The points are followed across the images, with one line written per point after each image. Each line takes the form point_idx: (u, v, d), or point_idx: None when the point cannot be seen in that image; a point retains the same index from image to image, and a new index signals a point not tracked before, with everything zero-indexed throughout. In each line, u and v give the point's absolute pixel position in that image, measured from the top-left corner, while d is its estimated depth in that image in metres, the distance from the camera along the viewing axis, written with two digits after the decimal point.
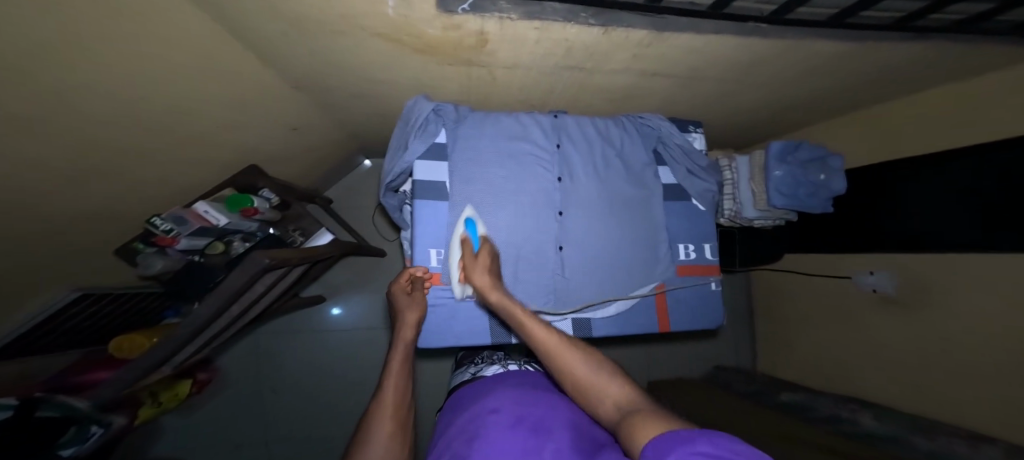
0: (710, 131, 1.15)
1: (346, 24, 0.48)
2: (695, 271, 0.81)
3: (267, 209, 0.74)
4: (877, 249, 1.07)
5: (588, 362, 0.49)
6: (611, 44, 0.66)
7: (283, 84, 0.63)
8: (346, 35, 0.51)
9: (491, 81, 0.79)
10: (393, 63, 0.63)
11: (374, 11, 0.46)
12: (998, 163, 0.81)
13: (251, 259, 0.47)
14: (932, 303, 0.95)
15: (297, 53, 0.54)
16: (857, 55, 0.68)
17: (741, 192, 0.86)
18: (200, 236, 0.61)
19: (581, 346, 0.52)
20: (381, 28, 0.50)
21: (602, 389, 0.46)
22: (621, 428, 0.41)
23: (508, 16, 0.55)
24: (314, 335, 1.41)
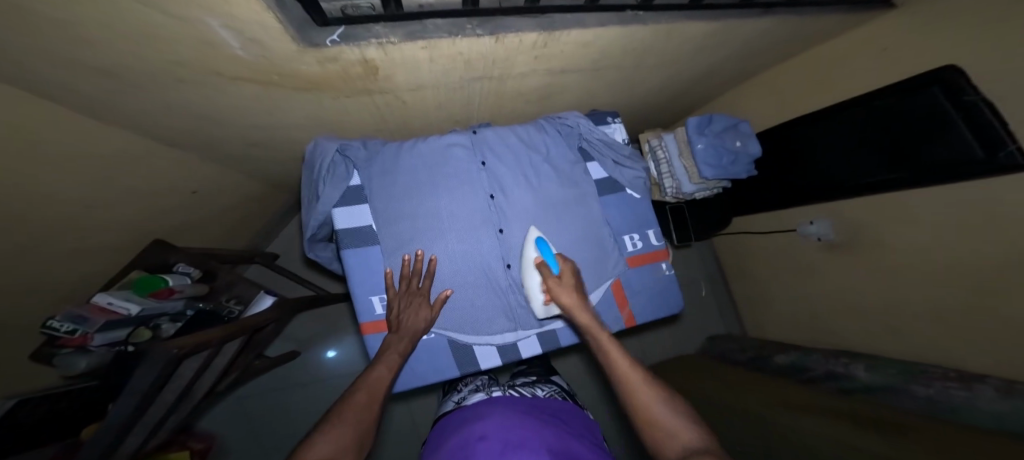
0: (645, 112, 1.14)
1: (191, 68, 0.48)
2: (646, 261, 0.77)
3: (186, 285, 0.78)
4: (808, 201, 1.05)
5: (667, 402, 0.47)
6: (506, 50, 0.65)
7: (163, 136, 0.63)
8: (202, 81, 0.51)
9: (402, 105, 0.79)
10: (284, 102, 0.64)
11: (219, 53, 0.46)
12: (881, 106, 0.80)
13: (156, 350, 0.50)
14: (867, 244, 0.92)
15: (155, 104, 0.54)
16: (728, 30, 0.71)
17: (675, 169, 0.86)
18: (117, 328, 0.65)
19: (660, 387, 0.49)
20: (239, 71, 0.51)
21: (666, 431, 0.44)
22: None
23: (388, 40, 0.54)
24: (315, 386, 1.43)
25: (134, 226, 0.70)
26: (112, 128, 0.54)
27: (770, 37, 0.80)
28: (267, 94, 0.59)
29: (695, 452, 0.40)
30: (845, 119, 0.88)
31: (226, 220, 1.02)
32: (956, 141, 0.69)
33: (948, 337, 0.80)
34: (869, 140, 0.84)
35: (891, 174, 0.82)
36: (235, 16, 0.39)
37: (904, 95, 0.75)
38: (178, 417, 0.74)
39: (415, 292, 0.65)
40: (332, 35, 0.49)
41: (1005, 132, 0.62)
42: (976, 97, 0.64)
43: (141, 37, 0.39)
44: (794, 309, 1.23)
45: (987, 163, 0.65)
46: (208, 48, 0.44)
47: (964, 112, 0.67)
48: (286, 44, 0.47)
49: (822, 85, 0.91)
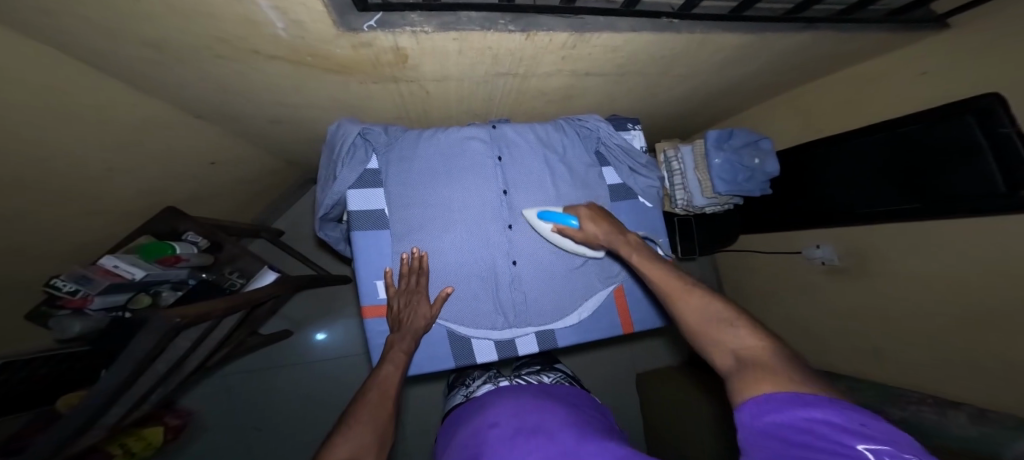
0: (662, 122, 1.16)
1: (227, 47, 0.48)
2: None
3: (192, 255, 0.77)
4: (814, 225, 1.08)
5: (706, 305, 0.47)
6: (536, 48, 0.66)
7: (188, 107, 0.62)
8: (234, 59, 0.51)
9: (425, 94, 0.79)
10: (312, 83, 0.64)
11: (261, 34, 0.46)
12: (901, 136, 0.83)
13: (157, 319, 0.49)
14: (867, 271, 0.95)
15: (188, 79, 0.54)
16: (757, 46, 0.72)
17: (689, 181, 0.89)
18: (121, 290, 0.64)
19: (702, 289, 0.50)
20: (277, 51, 0.51)
21: (716, 342, 0.44)
22: (735, 377, 0.39)
23: (421, 29, 0.54)
24: (306, 365, 1.43)
25: (150, 192, 0.70)
26: (141, 93, 0.54)
27: (790, 59, 0.81)
28: (298, 75, 0.60)
29: (746, 362, 0.39)
30: (869, 146, 0.90)
31: (237, 194, 1.01)
32: (982, 176, 0.70)
33: (930, 368, 0.84)
34: (884, 169, 0.88)
35: (904, 204, 0.85)
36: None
37: (931, 127, 0.78)
38: (167, 388, 0.72)
39: (411, 290, 0.66)
40: (369, 21, 0.50)
41: None
42: (1010, 130, 0.66)
43: (186, 13, 0.39)
44: (785, 329, 1.26)
45: (1005, 200, 0.67)
46: (250, 28, 0.45)
47: (996, 144, 0.68)
48: (326, 28, 0.48)
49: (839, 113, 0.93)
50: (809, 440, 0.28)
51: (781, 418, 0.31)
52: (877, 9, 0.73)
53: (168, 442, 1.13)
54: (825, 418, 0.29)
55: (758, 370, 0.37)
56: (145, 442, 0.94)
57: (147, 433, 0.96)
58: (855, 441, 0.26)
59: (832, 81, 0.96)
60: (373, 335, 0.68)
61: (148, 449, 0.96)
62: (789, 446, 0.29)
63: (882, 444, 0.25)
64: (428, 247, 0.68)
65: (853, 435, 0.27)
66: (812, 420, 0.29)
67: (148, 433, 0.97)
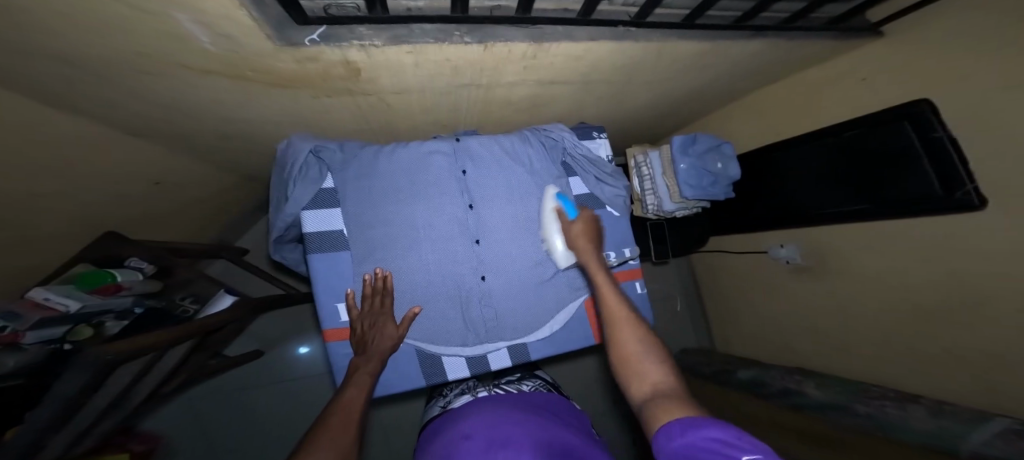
0: (633, 128, 1.16)
1: (153, 61, 0.45)
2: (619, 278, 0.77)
3: (135, 282, 0.73)
4: (776, 226, 1.10)
5: (641, 338, 0.48)
6: (495, 59, 0.65)
7: (119, 123, 0.59)
8: (160, 72, 0.48)
9: (386, 106, 0.77)
10: (259, 94, 0.61)
11: (185, 47, 0.44)
12: (845, 141, 0.86)
13: (85, 355, 0.44)
14: (829, 268, 0.98)
15: (112, 93, 0.51)
16: (715, 53, 0.72)
17: (658, 186, 0.90)
18: (56, 324, 0.58)
19: (640, 322, 0.51)
20: (208, 64, 0.49)
21: (639, 375, 0.45)
22: (648, 408, 0.40)
23: (371, 42, 0.53)
24: (280, 384, 1.38)
25: (88, 215, 0.66)
26: (64, 114, 0.50)
27: (748, 65, 0.83)
28: (238, 87, 0.57)
29: (659, 395, 0.41)
30: (820, 148, 0.92)
31: (191, 210, 0.96)
32: (921, 176, 0.73)
33: (890, 362, 0.86)
34: (837, 171, 0.89)
35: (855, 205, 0.87)
36: (206, 11, 0.37)
37: (872, 132, 0.80)
38: (113, 420, 0.68)
39: (378, 312, 0.64)
40: (311, 35, 0.48)
41: (961, 172, 0.66)
42: (942, 134, 0.68)
43: (92, 26, 0.36)
44: (759, 327, 1.28)
45: (943, 200, 0.70)
46: (176, 40, 0.42)
47: (930, 148, 0.71)
48: (261, 42, 0.46)
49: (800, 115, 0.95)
50: (706, 457, 0.29)
51: (684, 440, 0.31)
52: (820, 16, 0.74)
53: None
54: (717, 436, 0.30)
55: (670, 404, 0.38)
56: None
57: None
58: (741, 454, 0.28)
59: (785, 86, 0.98)
60: (336, 360, 0.65)
61: None
62: None
63: (757, 455, 0.28)
64: (391, 265, 0.66)
65: (736, 448, 0.29)
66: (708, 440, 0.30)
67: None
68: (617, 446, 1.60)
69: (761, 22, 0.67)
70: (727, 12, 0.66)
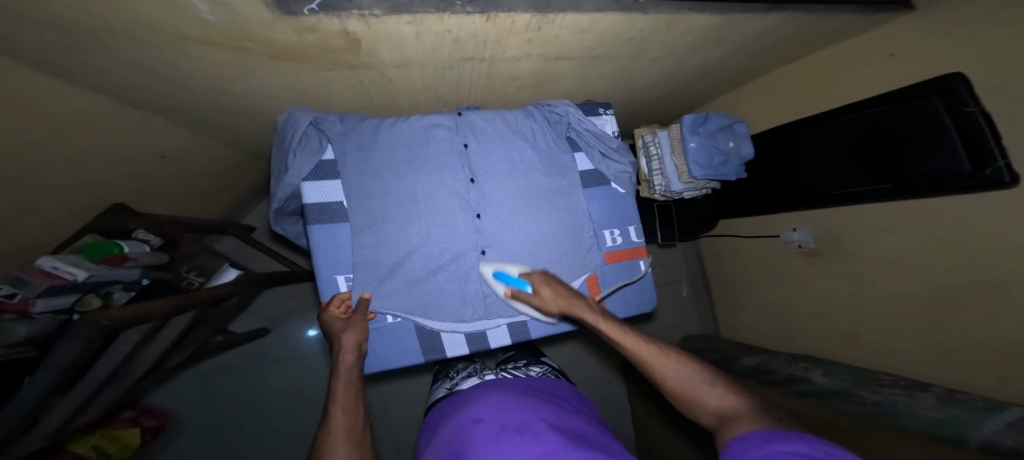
0: (640, 108, 1.13)
1: (153, 31, 0.45)
2: (622, 257, 0.76)
3: (142, 254, 0.75)
4: (789, 209, 1.07)
5: (680, 367, 0.52)
6: (498, 31, 0.62)
7: (126, 96, 0.60)
8: (160, 42, 0.48)
9: (388, 81, 0.75)
10: (258, 67, 0.60)
11: (183, 17, 0.43)
12: (868, 121, 0.82)
13: (81, 323, 0.45)
14: (840, 255, 0.95)
15: (117, 66, 0.51)
16: (729, 28, 0.69)
17: (665, 166, 0.87)
18: (66, 293, 0.60)
19: (672, 350, 0.54)
20: (209, 34, 0.48)
21: (700, 403, 0.49)
22: (721, 434, 0.45)
23: (370, 12, 0.51)
24: (293, 361, 1.42)
25: (95, 188, 0.67)
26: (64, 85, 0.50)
27: (762, 42, 0.79)
28: (237, 59, 0.57)
29: (727, 420, 0.45)
30: (843, 128, 0.88)
31: (194, 186, 0.97)
32: (950, 155, 0.69)
33: (902, 351, 0.84)
34: (861, 152, 0.85)
35: (876, 187, 0.83)
36: None
37: (900, 107, 0.76)
38: (111, 394, 0.67)
39: (342, 319, 0.62)
40: (310, 4, 0.46)
41: (995, 149, 0.62)
42: (976, 109, 0.65)
43: None
44: (767, 315, 1.26)
45: (970, 179, 0.66)
46: (172, 9, 0.41)
47: (961, 124, 0.67)
48: (259, 10, 0.45)
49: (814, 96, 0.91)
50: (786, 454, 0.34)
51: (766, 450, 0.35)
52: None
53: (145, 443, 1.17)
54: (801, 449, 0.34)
55: (738, 425, 0.43)
56: (123, 444, 0.97)
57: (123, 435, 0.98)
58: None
59: (807, 62, 0.94)
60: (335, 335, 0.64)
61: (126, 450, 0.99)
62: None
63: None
64: (389, 239, 0.66)
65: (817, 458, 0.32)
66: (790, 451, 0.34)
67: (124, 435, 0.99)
68: (619, 429, 1.62)
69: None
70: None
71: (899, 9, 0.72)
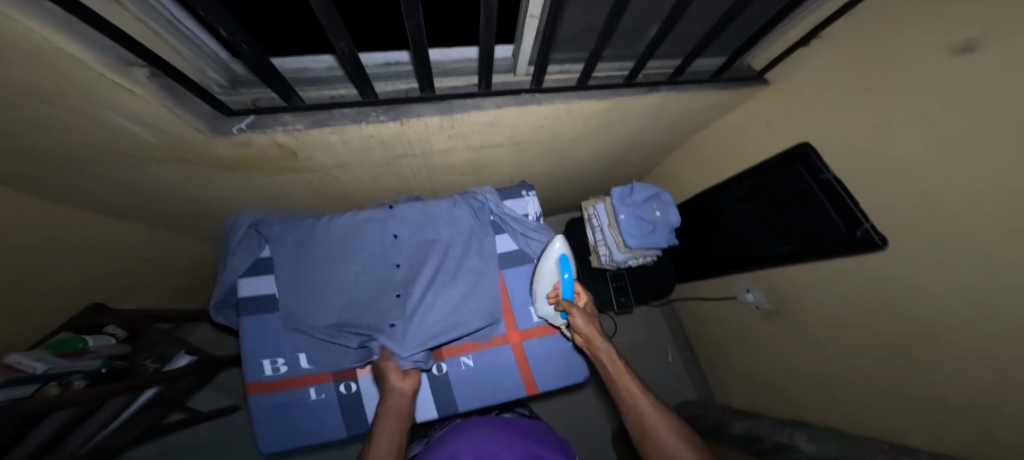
0: (589, 180, 1.19)
1: (110, 155, 0.55)
2: (546, 332, 0.80)
3: (104, 346, 0.77)
4: (738, 269, 1.06)
5: (671, 429, 0.59)
6: (416, 132, 0.70)
7: (103, 206, 0.70)
8: (122, 163, 0.58)
9: (336, 179, 0.84)
10: (213, 179, 0.70)
11: (132, 141, 0.53)
12: (764, 186, 0.90)
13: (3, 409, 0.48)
14: (797, 308, 0.92)
15: (88, 185, 0.62)
16: (631, 108, 0.76)
17: (607, 238, 0.90)
18: (25, 384, 0.60)
19: (666, 411, 0.62)
20: (157, 154, 0.57)
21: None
22: None
23: (293, 127, 0.60)
24: None
25: (69, 289, 0.75)
26: (29, 197, 0.59)
27: (673, 116, 0.86)
28: (192, 172, 0.66)
29: None
30: (746, 193, 0.97)
31: (182, 277, 1.07)
32: (826, 216, 0.75)
33: (890, 413, 0.74)
34: (768, 212, 0.91)
35: (787, 246, 0.88)
36: (132, 109, 0.46)
37: (778, 173, 0.85)
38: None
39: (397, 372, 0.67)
40: (239, 124, 0.57)
41: (857, 211, 0.69)
42: (829, 176, 0.73)
43: (43, 129, 0.46)
44: (752, 373, 1.17)
45: (850, 239, 0.71)
46: (118, 135, 0.51)
47: (825, 190, 0.74)
48: (195, 133, 0.54)
49: (737, 155, 0.96)
50: None
51: None
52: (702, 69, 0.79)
53: None
54: None
55: None
56: None
57: None
58: None
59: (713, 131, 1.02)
60: (256, 412, 0.69)
61: None
62: None
63: None
64: (315, 326, 0.69)
65: None
66: None
67: None
68: None
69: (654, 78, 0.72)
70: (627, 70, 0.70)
71: None
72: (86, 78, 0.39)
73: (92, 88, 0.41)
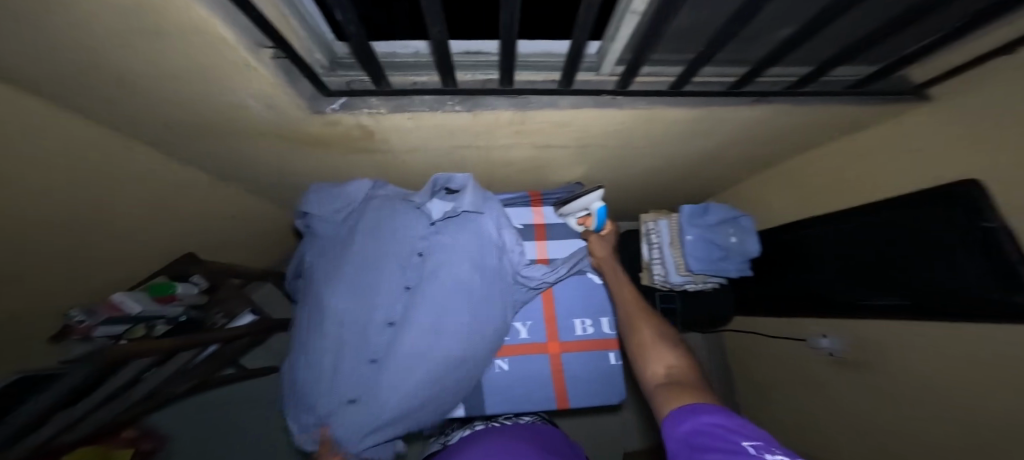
0: (649, 191, 1.13)
1: (227, 125, 0.61)
2: (590, 347, 0.75)
3: (187, 294, 0.85)
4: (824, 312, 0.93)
5: (654, 329, 0.60)
6: (485, 124, 0.70)
7: (208, 167, 0.78)
8: (237, 134, 0.65)
9: (400, 163, 0.87)
10: (297, 152, 0.75)
11: (247, 115, 0.58)
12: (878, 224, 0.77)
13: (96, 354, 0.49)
14: (876, 366, 0.79)
15: (201, 148, 0.69)
16: (719, 119, 0.69)
17: (665, 257, 0.82)
18: (118, 323, 0.69)
19: (653, 315, 0.64)
20: (262, 127, 0.63)
21: (657, 359, 0.56)
22: (662, 389, 0.51)
23: (378, 110, 0.63)
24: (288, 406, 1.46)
25: (168, 240, 0.85)
26: (156, 153, 0.67)
27: (761, 133, 0.78)
28: (287, 146, 0.71)
29: (672, 381, 0.52)
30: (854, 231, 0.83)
31: (256, 239, 1.17)
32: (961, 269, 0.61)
33: None
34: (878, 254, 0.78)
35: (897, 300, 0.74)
36: (257, 89, 0.51)
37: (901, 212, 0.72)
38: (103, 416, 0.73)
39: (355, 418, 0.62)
40: (334, 104, 0.61)
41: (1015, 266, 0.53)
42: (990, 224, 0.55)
43: (177, 100, 0.51)
44: (795, 422, 1.06)
45: (992, 304, 0.56)
46: (236, 109, 0.56)
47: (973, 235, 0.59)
48: (297, 109, 0.59)
49: (847, 182, 0.84)
50: (717, 440, 0.39)
51: (693, 423, 0.43)
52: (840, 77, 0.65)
53: None
54: (720, 422, 0.41)
55: (684, 388, 0.49)
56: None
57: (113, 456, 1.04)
58: (742, 439, 0.38)
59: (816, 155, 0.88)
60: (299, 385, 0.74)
61: None
62: (698, 445, 0.40)
63: (758, 441, 0.38)
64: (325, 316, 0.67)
65: (739, 435, 0.39)
66: (712, 424, 0.41)
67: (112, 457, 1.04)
68: None
69: (762, 87, 0.63)
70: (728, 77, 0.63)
71: None
72: (230, 60, 0.43)
73: (228, 67, 0.45)
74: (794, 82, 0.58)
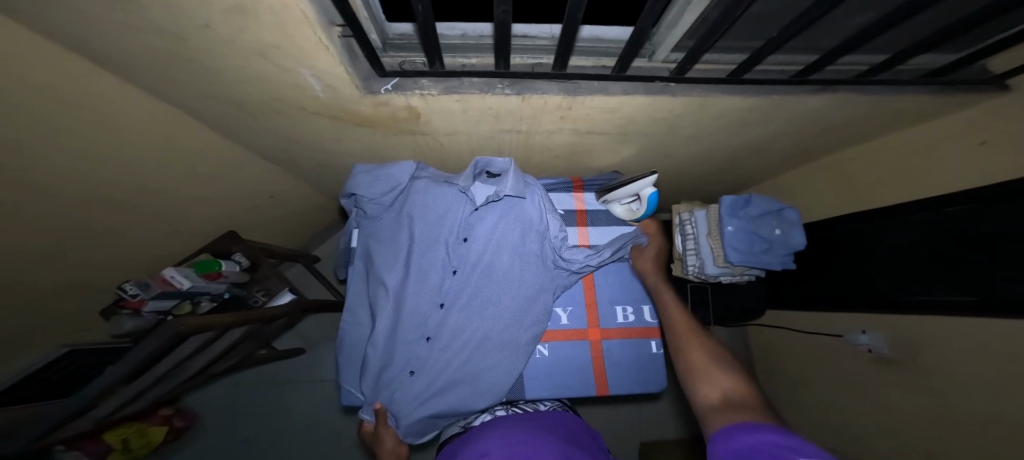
0: (681, 182, 1.12)
1: (281, 104, 0.61)
2: (632, 335, 0.76)
3: (232, 272, 0.88)
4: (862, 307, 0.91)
5: (707, 352, 0.57)
6: (533, 109, 0.70)
7: (253, 146, 0.79)
8: (288, 114, 0.65)
9: (439, 145, 0.87)
10: (342, 133, 0.75)
11: (305, 95, 0.58)
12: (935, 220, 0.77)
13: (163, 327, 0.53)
14: (928, 365, 0.79)
15: (248, 126, 0.69)
16: (771, 108, 0.68)
17: (701, 247, 0.82)
18: (170, 298, 0.72)
19: (705, 338, 0.61)
20: (314, 107, 0.63)
21: (711, 381, 0.53)
22: (715, 411, 0.48)
23: (428, 92, 0.62)
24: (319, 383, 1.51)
25: (210, 218, 0.86)
26: (208, 131, 0.68)
27: (808, 125, 0.77)
28: (334, 126, 0.72)
29: (727, 402, 0.48)
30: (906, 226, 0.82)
31: (287, 220, 1.18)
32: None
33: None
34: None
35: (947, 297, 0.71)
36: (319, 67, 0.51)
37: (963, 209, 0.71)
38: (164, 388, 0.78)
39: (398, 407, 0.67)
40: (386, 85, 0.59)
41: None
42: None
43: (240, 75, 0.51)
44: (831, 420, 1.06)
45: None
46: (297, 88, 0.56)
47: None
48: (351, 89, 0.58)
49: (906, 177, 0.82)
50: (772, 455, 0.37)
51: (744, 441, 0.40)
52: (909, 67, 0.63)
53: (167, 443, 1.22)
54: (777, 439, 0.38)
55: (738, 410, 0.46)
56: (146, 439, 1.05)
57: (151, 431, 1.08)
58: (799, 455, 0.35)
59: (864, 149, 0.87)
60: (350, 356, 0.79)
61: (146, 447, 1.05)
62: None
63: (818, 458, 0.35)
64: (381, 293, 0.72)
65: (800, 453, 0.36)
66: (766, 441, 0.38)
67: (152, 432, 1.08)
68: None
69: (827, 76, 0.62)
70: (790, 65, 0.61)
71: (992, 87, 0.65)
72: (303, 38, 0.43)
73: (300, 43, 0.45)
74: (866, 71, 0.57)
